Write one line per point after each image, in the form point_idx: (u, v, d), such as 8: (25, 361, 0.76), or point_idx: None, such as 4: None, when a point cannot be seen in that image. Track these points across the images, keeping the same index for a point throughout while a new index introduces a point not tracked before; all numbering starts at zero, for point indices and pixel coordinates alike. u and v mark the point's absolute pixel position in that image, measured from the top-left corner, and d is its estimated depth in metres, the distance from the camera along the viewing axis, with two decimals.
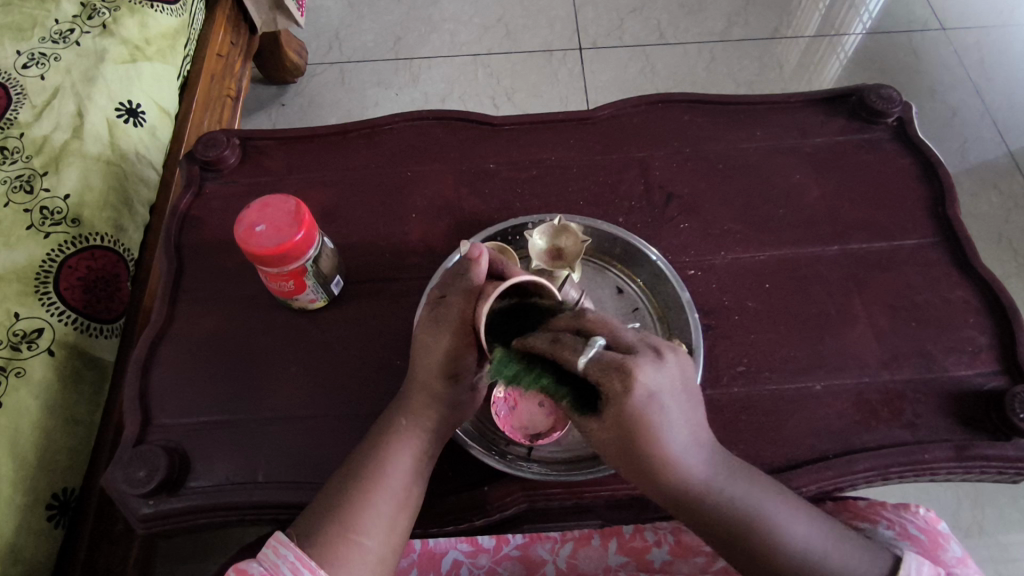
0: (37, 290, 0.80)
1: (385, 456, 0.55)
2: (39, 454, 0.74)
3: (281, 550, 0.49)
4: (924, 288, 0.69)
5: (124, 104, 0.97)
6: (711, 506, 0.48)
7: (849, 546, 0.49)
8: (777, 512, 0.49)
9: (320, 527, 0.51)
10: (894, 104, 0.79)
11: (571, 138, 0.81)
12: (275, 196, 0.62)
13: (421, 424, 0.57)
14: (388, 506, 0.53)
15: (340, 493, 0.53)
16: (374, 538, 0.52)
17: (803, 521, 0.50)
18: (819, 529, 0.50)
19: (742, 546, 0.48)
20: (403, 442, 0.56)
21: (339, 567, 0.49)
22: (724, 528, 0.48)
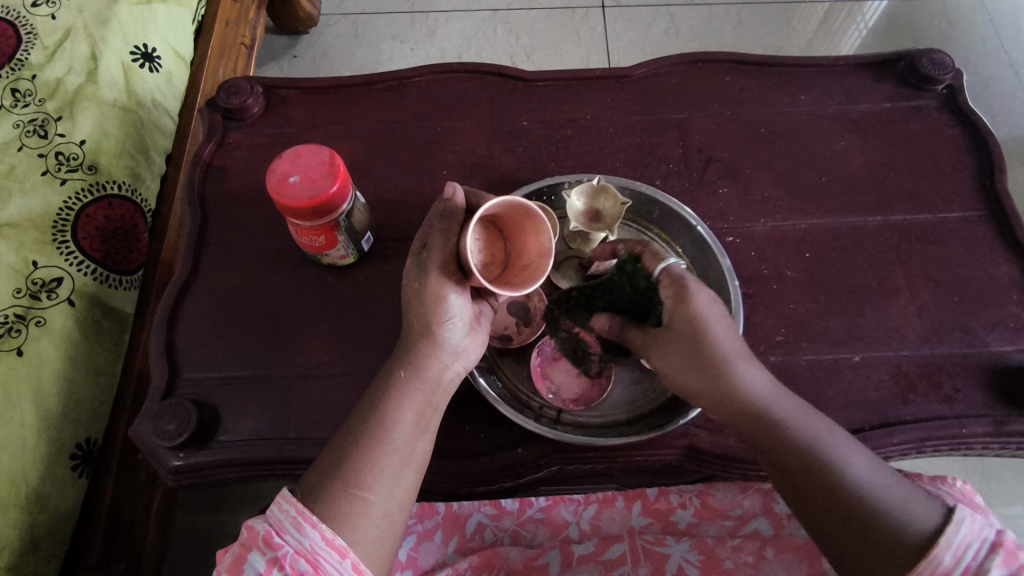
0: (55, 238, 0.79)
1: (387, 409, 0.51)
2: (62, 404, 0.73)
3: (283, 505, 0.47)
4: (967, 262, 0.68)
5: (140, 47, 0.93)
6: (770, 427, 0.50)
7: (910, 490, 0.46)
8: (840, 447, 0.49)
9: (321, 486, 0.48)
10: (946, 70, 0.76)
11: (607, 96, 0.78)
12: (308, 145, 0.60)
13: (422, 373, 0.53)
14: (393, 462, 0.50)
15: (341, 450, 0.50)
16: (379, 494, 0.49)
17: (866, 461, 0.48)
18: (881, 471, 0.48)
19: (798, 471, 0.48)
20: (405, 394, 0.52)
21: (344, 524, 0.47)
22: (781, 452, 0.50)
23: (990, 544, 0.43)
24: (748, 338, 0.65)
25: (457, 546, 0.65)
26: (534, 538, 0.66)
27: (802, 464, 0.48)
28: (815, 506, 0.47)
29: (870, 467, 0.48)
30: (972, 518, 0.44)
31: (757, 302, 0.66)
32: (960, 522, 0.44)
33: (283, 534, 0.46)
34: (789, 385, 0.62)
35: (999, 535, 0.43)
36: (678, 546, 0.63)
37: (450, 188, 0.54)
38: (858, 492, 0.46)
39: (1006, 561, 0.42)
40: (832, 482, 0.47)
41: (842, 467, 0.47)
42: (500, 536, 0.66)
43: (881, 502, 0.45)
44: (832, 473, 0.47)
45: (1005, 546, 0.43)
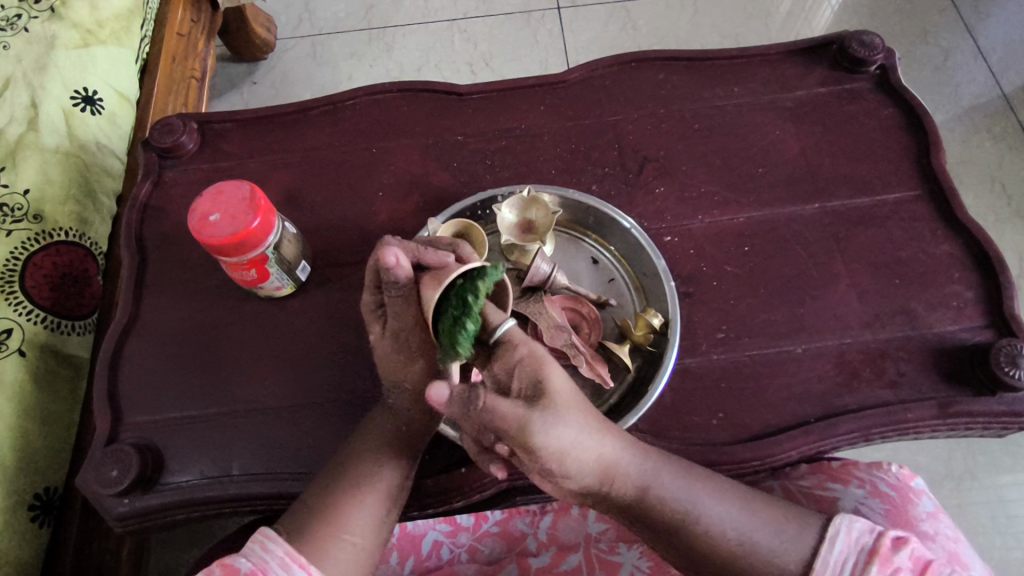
0: (3, 289, 0.78)
1: (369, 457, 0.53)
2: (17, 457, 0.73)
3: (268, 544, 0.47)
4: (907, 243, 0.67)
5: (80, 91, 0.93)
6: (649, 505, 0.48)
7: (778, 524, 0.49)
8: (704, 501, 0.49)
9: (304, 528, 0.49)
10: (876, 50, 0.75)
11: (540, 103, 0.78)
12: (228, 181, 0.60)
13: (403, 423, 0.55)
14: (375, 505, 0.52)
15: (326, 494, 0.52)
16: (364, 534, 0.51)
17: (726, 504, 0.50)
18: (740, 510, 0.49)
19: (676, 538, 0.49)
20: (388, 444, 0.54)
21: (331, 564, 0.48)
22: (658, 524, 0.49)
23: (864, 554, 0.46)
24: (688, 338, 0.64)
25: (412, 566, 0.64)
26: (491, 553, 0.66)
27: (675, 532, 0.48)
28: (697, 561, 0.49)
29: (745, 509, 0.50)
30: (851, 527, 0.48)
31: (696, 301, 0.66)
32: (838, 538, 0.47)
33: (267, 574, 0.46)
34: (733, 382, 0.62)
35: (877, 539, 0.46)
36: (630, 553, 0.62)
37: (392, 257, 0.46)
38: (732, 545, 0.48)
39: (883, 568, 0.45)
40: (705, 540, 0.48)
41: (715, 522, 0.49)
42: (456, 553, 0.65)
43: (759, 549, 0.48)
44: (705, 531, 0.48)
45: (881, 553, 0.46)
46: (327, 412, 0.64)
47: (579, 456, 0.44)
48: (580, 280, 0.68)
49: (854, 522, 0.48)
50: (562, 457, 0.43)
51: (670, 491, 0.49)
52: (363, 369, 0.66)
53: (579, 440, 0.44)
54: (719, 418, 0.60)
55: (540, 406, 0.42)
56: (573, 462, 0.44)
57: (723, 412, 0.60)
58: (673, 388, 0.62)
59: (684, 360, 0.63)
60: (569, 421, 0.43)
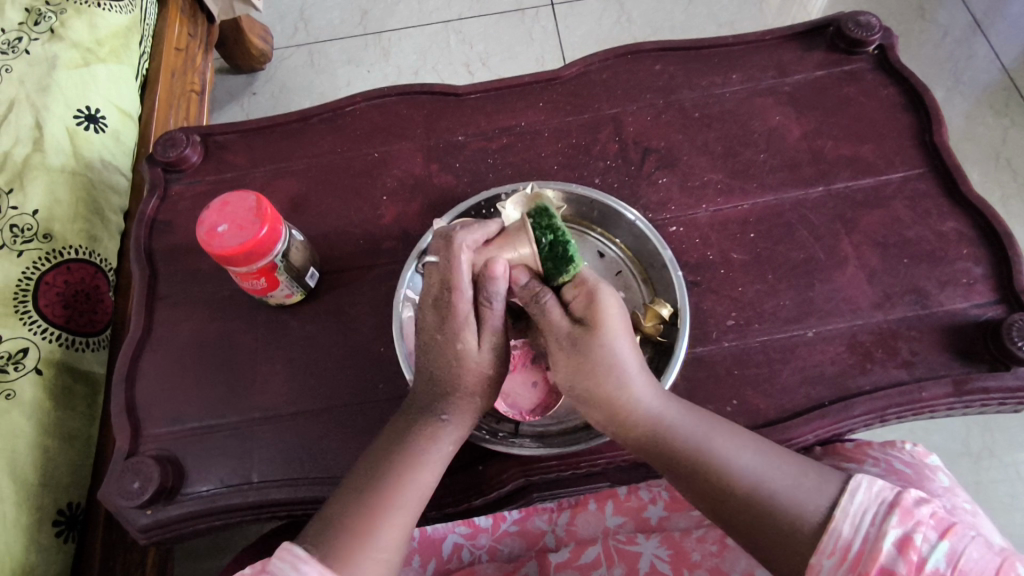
0: (17, 309, 0.79)
1: (410, 468, 0.51)
2: (40, 473, 0.74)
3: (300, 566, 0.44)
4: (914, 222, 0.67)
5: (83, 110, 0.94)
6: (671, 441, 0.51)
7: (813, 478, 0.48)
8: (726, 444, 0.51)
9: (333, 536, 0.47)
10: (874, 30, 0.75)
11: (539, 100, 0.78)
12: (234, 193, 0.60)
13: (449, 434, 0.53)
14: (407, 518, 0.50)
15: (355, 503, 0.49)
16: (393, 547, 0.48)
17: (750, 452, 0.50)
18: (769, 457, 0.50)
19: (702, 477, 0.50)
20: (432, 455, 0.52)
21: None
22: (684, 462, 0.51)
23: (885, 505, 0.45)
24: (699, 327, 0.64)
25: (433, 569, 0.65)
26: (511, 551, 0.66)
27: (703, 470, 0.50)
28: (721, 504, 0.49)
29: (761, 453, 0.50)
30: (876, 485, 0.46)
31: (705, 289, 0.66)
32: (858, 490, 0.46)
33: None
34: (745, 368, 0.62)
35: (898, 495, 0.45)
36: (649, 543, 0.62)
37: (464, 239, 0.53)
38: (752, 485, 0.49)
39: (902, 520, 0.44)
40: (730, 483, 0.49)
41: (735, 466, 0.49)
42: (477, 553, 0.66)
43: (777, 493, 0.48)
44: (728, 474, 0.49)
45: (902, 505, 0.44)
46: (342, 416, 0.65)
47: (630, 383, 0.51)
48: None
49: (879, 480, 0.47)
50: (619, 377, 0.50)
51: (697, 433, 0.51)
52: (377, 372, 0.66)
53: (635, 374, 0.51)
54: (734, 405, 0.60)
55: (612, 338, 0.50)
56: (624, 388, 0.50)
57: (737, 399, 0.60)
58: (686, 377, 0.62)
59: (696, 349, 0.63)
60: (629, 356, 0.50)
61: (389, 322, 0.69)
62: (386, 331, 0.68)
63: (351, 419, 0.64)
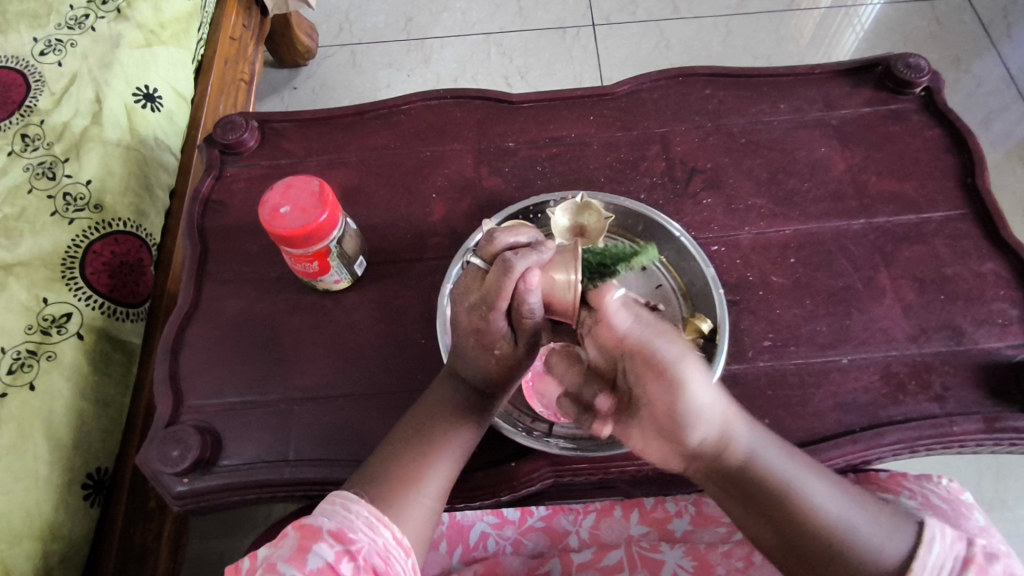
0: (64, 275, 0.81)
1: (448, 431, 0.55)
2: (75, 436, 0.76)
3: (353, 507, 0.48)
4: (952, 260, 0.68)
5: (142, 89, 0.96)
6: (741, 470, 0.48)
7: (885, 519, 0.48)
8: (807, 481, 0.48)
9: (388, 485, 0.51)
10: (922, 73, 0.77)
11: (590, 114, 0.80)
12: (298, 176, 0.62)
13: (482, 402, 0.57)
14: (448, 482, 0.55)
15: (406, 459, 0.53)
16: (434, 506, 0.53)
17: (827, 489, 0.49)
18: (843, 496, 0.49)
19: (772, 507, 0.48)
20: (466, 421, 0.57)
21: (408, 526, 0.50)
22: (757, 491, 0.48)
23: (962, 559, 0.45)
24: (736, 345, 0.65)
25: (460, 555, 0.65)
26: (536, 546, 0.67)
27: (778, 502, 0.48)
28: (783, 531, 0.48)
29: (835, 495, 0.48)
30: (944, 534, 0.47)
31: (744, 309, 0.67)
32: (934, 542, 0.46)
33: (353, 531, 0.47)
34: (780, 389, 0.63)
35: (970, 549, 0.46)
36: (673, 553, 0.63)
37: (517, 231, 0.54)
38: (829, 524, 0.47)
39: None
40: (803, 516, 0.47)
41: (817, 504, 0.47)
42: (502, 545, 0.66)
43: (860, 538, 0.46)
44: (804, 508, 0.47)
45: (976, 561, 0.45)
46: (379, 403, 0.66)
47: (696, 406, 0.45)
48: (628, 286, 0.70)
49: (947, 529, 0.47)
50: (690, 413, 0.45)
51: (773, 463, 0.49)
52: (415, 364, 0.68)
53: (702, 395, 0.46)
54: (766, 424, 0.61)
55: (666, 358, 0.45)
56: (689, 409, 0.45)
57: (769, 418, 0.62)
58: None
59: (731, 366, 0.64)
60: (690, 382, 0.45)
61: (430, 316, 0.70)
62: (428, 324, 0.70)
63: (389, 407, 0.66)
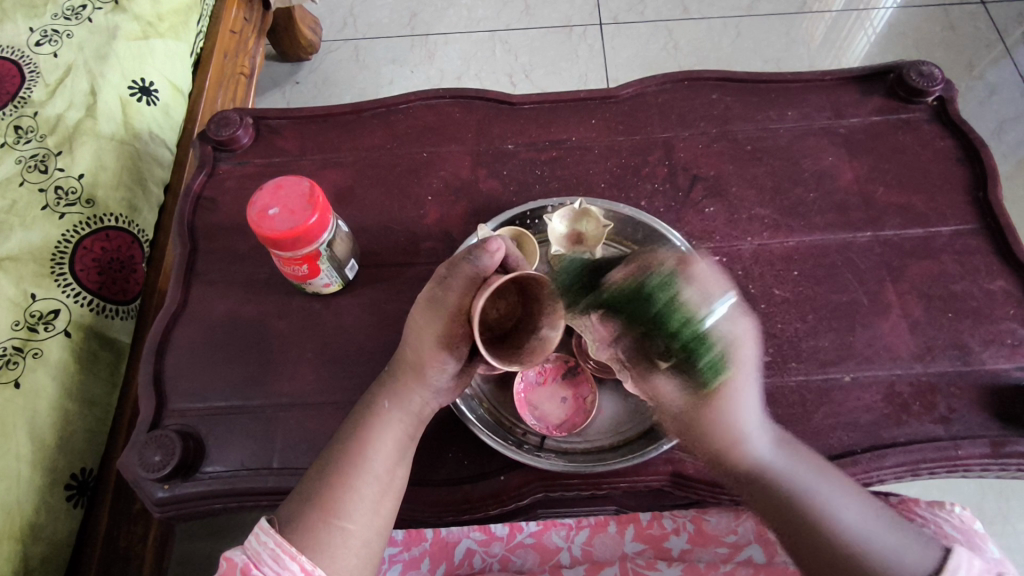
0: (53, 270, 0.80)
1: (369, 438, 0.51)
2: (59, 436, 0.75)
3: (263, 537, 0.46)
4: (961, 277, 0.66)
5: (137, 82, 0.95)
6: (768, 481, 0.48)
7: (907, 536, 0.46)
8: (828, 496, 0.47)
9: (300, 513, 0.47)
10: (935, 82, 0.75)
11: (592, 117, 0.78)
12: (289, 176, 0.60)
13: (405, 404, 0.53)
14: (373, 491, 0.49)
15: (322, 476, 0.49)
16: (359, 521, 0.48)
17: (851, 508, 0.47)
18: (869, 515, 0.47)
19: (789, 519, 0.47)
20: (388, 425, 0.52)
21: (323, 556, 0.46)
22: (779, 503, 0.47)
23: None
24: None
25: (444, 572, 0.64)
26: (525, 564, 0.65)
27: (798, 510, 0.47)
28: (799, 542, 0.47)
29: (861, 513, 0.47)
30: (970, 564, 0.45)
31: None
32: (958, 568, 0.44)
33: (261, 566, 0.45)
34: (779, 407, 0.61)
35: None
36: (669, 571, 0.61)
37: (494, 246, 0.48)
38: (846, 543, 0.45)
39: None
40: (821, 531, 0.46)
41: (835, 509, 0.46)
42: (490, 562, 0.65)
43: (878, 556, 0.44)
44: (822, 522, 0.46)
45: None
46: None
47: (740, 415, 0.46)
48: None
49: (972, 559, 0.45)
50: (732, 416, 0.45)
51: (800, 473, 0.48)
52: None
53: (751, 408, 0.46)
54: None
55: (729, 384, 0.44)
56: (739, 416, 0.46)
57: None
58: None
59: None
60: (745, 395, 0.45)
61: None
62: None
63: None
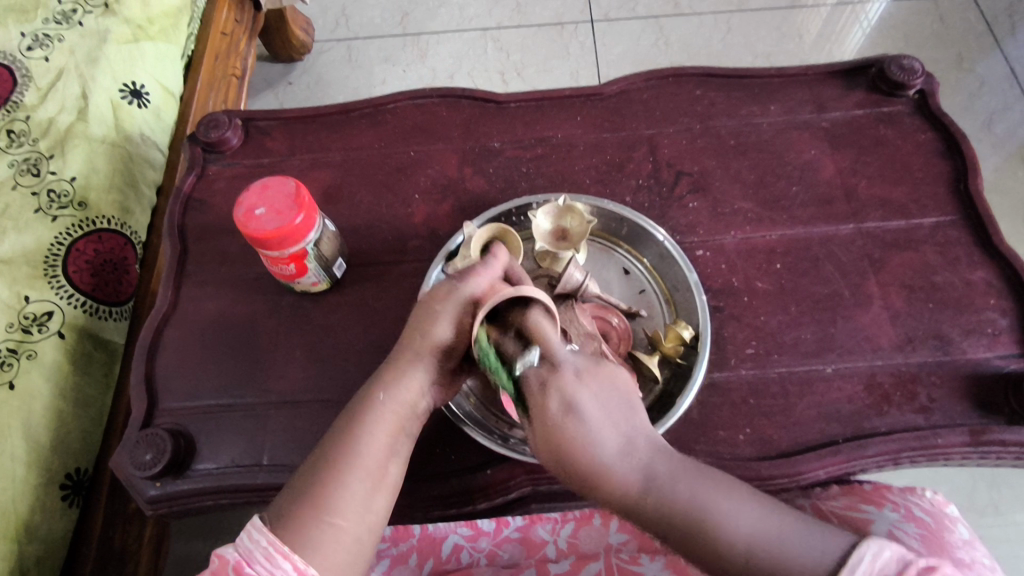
0: (46, 273, 0.81)
1: (356, 434, 0.50)
2: (54, 436, 0.76)
3: (255, 535, 0.46)
4: (942, 267, 0.67)
5: (129, 85, 0.96)
6: (653, 503, 0.46)
7: (810, 533, 0.45)
8: (717, 500, 0.46)
9: (289, 510, 0.47)
10: (916, 74, 0.76)
11: (577, 114, 0.79)
12: (275, 177, 0.61)
13: (402, 395, 0.52)
14: (362, 486, 0.49)
15: (314, 471, 0.49)
16: (351, 518, 0.48)
17: (742, 508, 0.46)
18: (759, 513, 0.46)
19: (687, 537, 0.46)
20: (381, 418, 0.51)
21: (315, 552, 0.46)
22: (668, 527, 0.46)
23: None
24: (718, 352, 0.64)
25: (432, 567, 0.64)
26: (512, 557, 0.66)
27: (692, 530, 0.46)
28: (699, 559, 0.46)
29: (755, 510, 0.46)
30: (878, 554, 0.42)
31: (727, 316, 0.66)
32: (859, 563, 0.42)
33: (252, 565, 0.45)
34: (762, 399, 0.62)
35: (903, 572, 0.40)
36: (652, 565, 0.62)
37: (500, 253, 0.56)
38: (752, 548, 0.44)
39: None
40: (719, 539, 0.45)
41: (730, 521, 0.46)
42: (477, 557, 0.65)
43: (786, 553, 0.44)
44: (721, 534, 0.45)
45: None
46: None
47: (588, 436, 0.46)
48: (610, 290, 0.69)
49: (882, 549, 0.42)
50: (577, 436, 0.46)
51: (682, 480, 0.47)
52: None
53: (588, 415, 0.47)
54: (746, 433, 0.60)
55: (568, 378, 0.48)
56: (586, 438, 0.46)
57: (750, 428, 0.60)
58: (701, 401, 0.62)
59: (712, 374, 0.63)
60: (590, 399, 0.47)
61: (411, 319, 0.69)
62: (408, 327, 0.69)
63: None
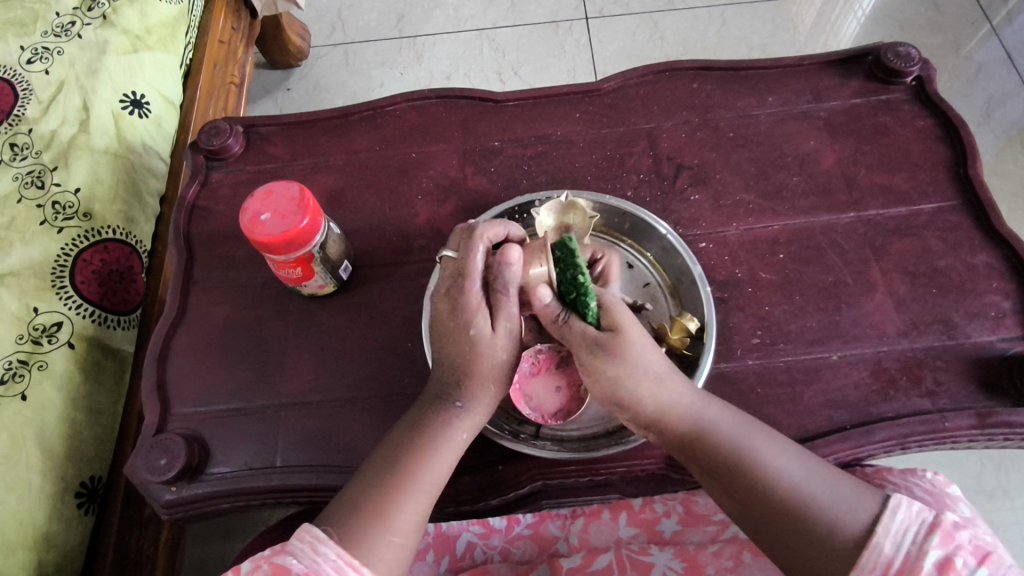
0: (54, 284, 0.81)
1: (424, 459, 0.53)
2: (67, 445, 0.76)
3: (321, 548, 0.47)
4: (944, 252, 0.67)
5: (129, 95, 0.96)
6: (707, 445, 0.52)
7: (847, 491, 0.50)
8: (771, 452, 0.52)
9: (351, 523, 0.49)
10: (912, 62, 0.76)
11: (576, 111, 0.79)
12: (278, 182, 0.61)
13: (467, 422, 0.55)
14: (423, 505, 0.52)
15: (372, 488, 0.51)
16: (407, 535, 0.51)
17: (793, 460, 0.51)
18: (811, 467, 0.51)
19: (740, 480, 0.51)
20: (444, 444, 0.54)
21: (376, 563, 0.48)
22: (724, 468, 0.52)
23: (927, 525, 0.46)
24: (724, 343, 0.65)
25: (447, 565, 0.65)
26: (524, 554, 0.66)
27: (741, 473, 0.51)
28: (753, 502, 0.50)
29: (803, 464, 0.51)
30: (910, 509, 0.48)
31: (732, 306, 0.67)
32: (898, 509, 0.48)
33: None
34: (769, 388, 0.62)
35: (938, 516, 0.47)
36: (662, 554, 0.62)
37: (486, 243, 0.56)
38: (799, 492, 0.50)
39: (943, 543, 0.46)
40: (769, 485, 0.50)
41: (773, 471, 0.51)
42: (490, 554, 0.66)
43: (824, 502, 0.49)
44: (769, 480, 0.50)
45: (943, 527, 0.46)
46: (366, 408, 0.66)
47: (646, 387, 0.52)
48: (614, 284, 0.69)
49: (914, 504, 0.48)
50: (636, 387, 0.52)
51: (740, 434, 0.52)
52: (402, 367, 0.68)
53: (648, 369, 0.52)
54: None
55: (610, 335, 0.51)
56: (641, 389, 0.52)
57: (758, 417, 0.61)
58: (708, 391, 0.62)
59: (718, 365, 0.64)
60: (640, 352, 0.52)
61: (417, 319, 0.70)
62: (414, 327, 0.69)
63: (377, 412, 0.65)
